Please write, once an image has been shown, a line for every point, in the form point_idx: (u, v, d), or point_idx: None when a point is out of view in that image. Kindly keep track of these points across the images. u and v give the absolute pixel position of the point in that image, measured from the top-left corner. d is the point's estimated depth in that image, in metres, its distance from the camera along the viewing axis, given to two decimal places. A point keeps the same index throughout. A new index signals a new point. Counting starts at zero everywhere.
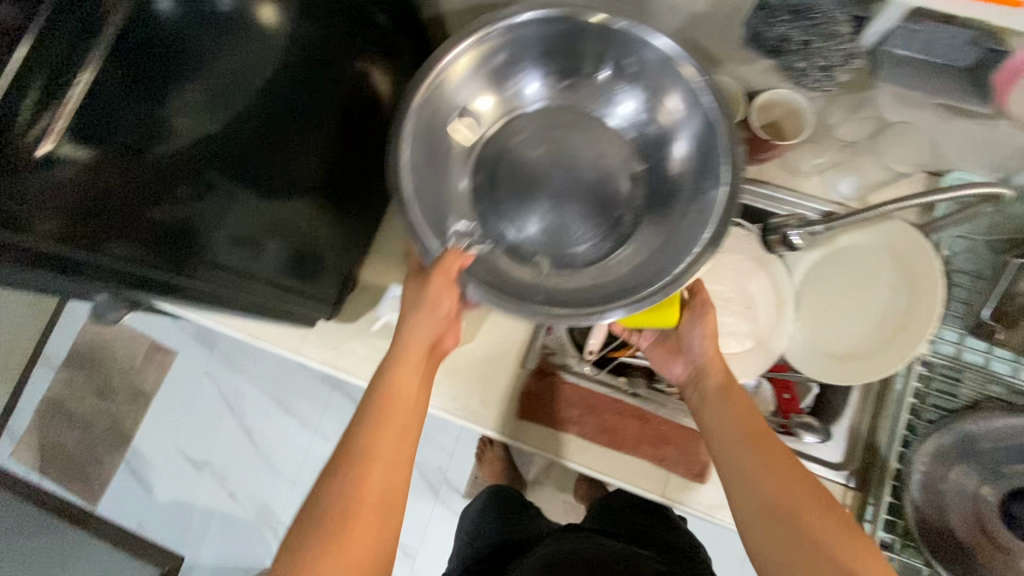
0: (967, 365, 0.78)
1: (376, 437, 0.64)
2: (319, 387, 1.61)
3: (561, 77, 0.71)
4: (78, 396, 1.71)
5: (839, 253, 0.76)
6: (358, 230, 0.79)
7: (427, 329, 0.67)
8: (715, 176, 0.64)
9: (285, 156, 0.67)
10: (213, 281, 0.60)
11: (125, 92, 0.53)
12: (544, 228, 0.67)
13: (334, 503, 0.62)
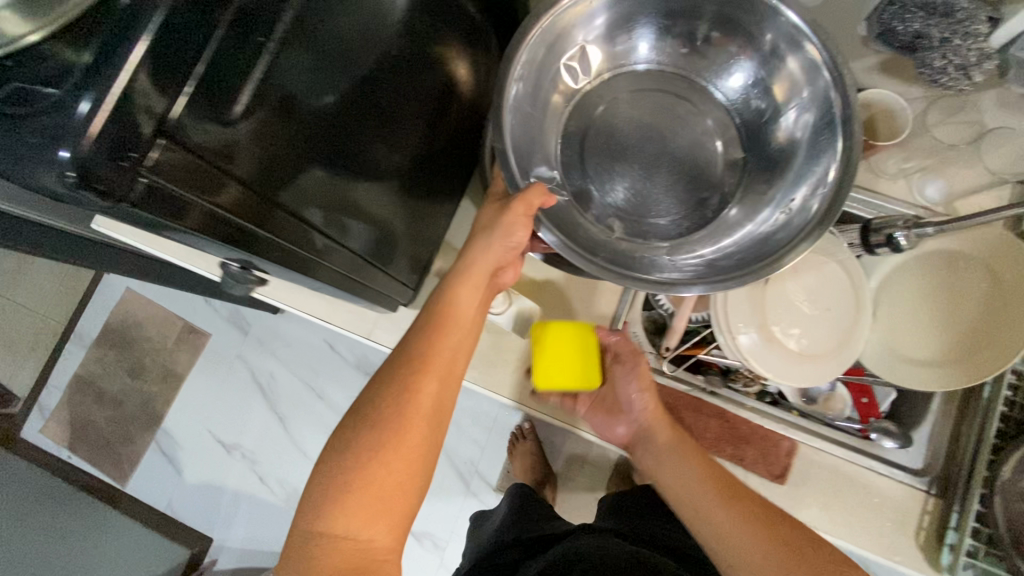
0: None
1: (435, 346, 0.64)
2: (352, 374, 1.61)
3: (674, 44, 0.71)
4: (111, 376, 1.71)
5: (924, 256, 0.74)
6: (439, 212, 0.76)
7: (494, 252, 0.68)
8: (821, 143, 0.63)
9: (380, 136, 0.64)
10: (334, 258, 0.55)
11: (266, 46, 0.44)
12: (627, 198, 0.70)
13: (383, 406, 0.61)
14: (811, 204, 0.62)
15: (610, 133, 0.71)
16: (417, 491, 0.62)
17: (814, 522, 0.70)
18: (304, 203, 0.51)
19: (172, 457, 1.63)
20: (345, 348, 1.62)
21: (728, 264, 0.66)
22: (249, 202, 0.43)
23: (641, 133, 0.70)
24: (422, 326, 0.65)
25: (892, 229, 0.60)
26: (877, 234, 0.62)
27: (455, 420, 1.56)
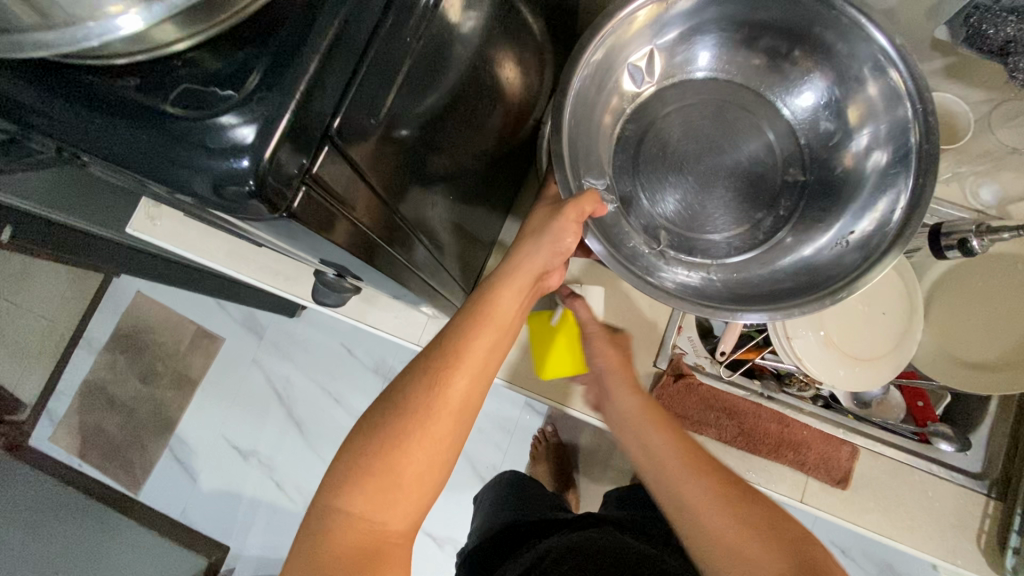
0: None
1: (473, 343, 0.59)
2: (370, 379, 1.58)
3: (750, 58, 0.70)
4: (122, 381, 1.69)
5: (981, 266, 0.74)
6: (493, 211, 0.76)
7: (544, 250, 0.62)
8: (892, 172, 0.62)
9: (476, 152, 0.62)
10: (395, 268, 0.55)
11: (402, 87, 0.41)
12: (680, 210, 0.68)
13: (409, 399, 0.57)
14: (872, 238, 0.61)
15: (665, 142, 0.69)
16: (433, 487, 0.59)
17: (874, 525, 0.70)
18: (400, 227, 0.51)
19: (185, 463, 1.60)
20: (364, 352, 1.60)
21: (779, 293, 0.64)
22: (364, 222, 0.44)
23: (699, 146, 0.69)
24: (460, 319, 0.60)
25: (964, 234, 0.60)
26: (947, 236, 0.62)
27: (477, 424, 1.55)
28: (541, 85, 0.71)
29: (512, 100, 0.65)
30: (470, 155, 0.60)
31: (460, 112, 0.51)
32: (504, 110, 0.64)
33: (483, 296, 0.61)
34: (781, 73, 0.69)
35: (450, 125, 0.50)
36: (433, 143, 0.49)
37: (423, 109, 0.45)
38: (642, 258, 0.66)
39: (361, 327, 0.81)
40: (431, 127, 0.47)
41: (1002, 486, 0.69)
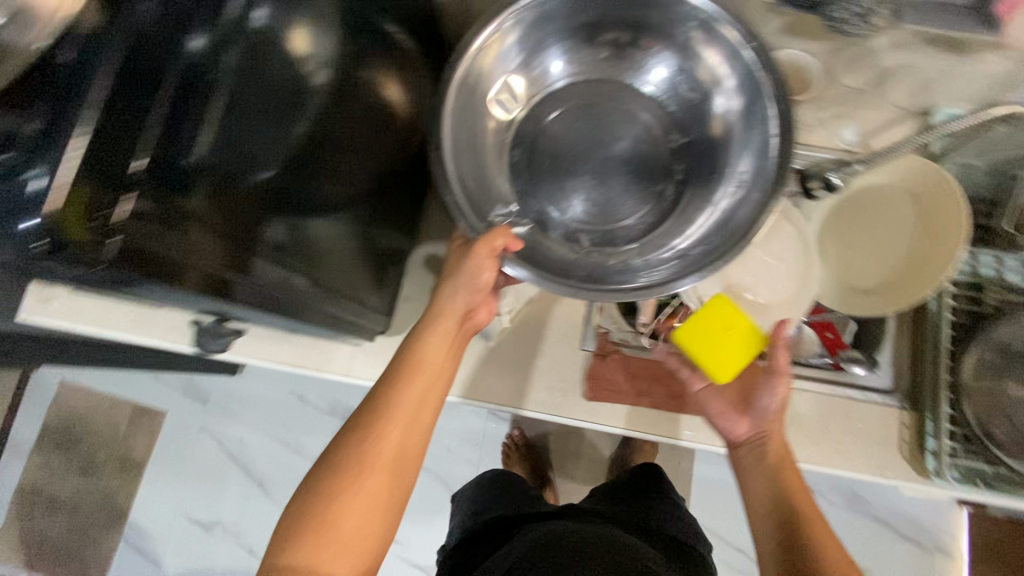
0: (986, 281, 0.75)
1: (401, 393, 0.61)
2: (327, 421, 1.54)
3: (611, 45, 0.73)
4: (61, 479, 1.57)
5: (851, 206, 0.80)
6: (396, 232, 0.76)
7: (464, 297, 0.65)
8: (749, 133, 0.67)
9: (343, 173, 0.64)
10: (265, 291, 0.57)
11: (184, 104, 0.45)
12: (587, 209, 0.70)
13: (342, 452, 0.59)
14: (764, 171, 0.65)
15: (553, 151, 0.72)
16: (382, 542, 0.58)
17: (809, 457, 0.74)
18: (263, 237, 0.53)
19: (145, 550, 1.51)
20: (316, 396, 1.55)
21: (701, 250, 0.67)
22: (195, 248, 0.47)
23: (586, 142, 0.71)
24: (387, 375, 0.63)
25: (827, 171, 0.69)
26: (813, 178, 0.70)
27: (444, 444, 1.53)
28: (400, 107, 0.72)
29: (379, 117, 0.68)
30: (331, 175, 0.62)
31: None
32: (372, 130, 0.67)
33: (408, 348, 0.64)
34: (642, 58, 0.72)
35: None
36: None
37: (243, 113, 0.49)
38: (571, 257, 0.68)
39: (280, 369, 0.77)
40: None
41: (913, 394, 0.74)
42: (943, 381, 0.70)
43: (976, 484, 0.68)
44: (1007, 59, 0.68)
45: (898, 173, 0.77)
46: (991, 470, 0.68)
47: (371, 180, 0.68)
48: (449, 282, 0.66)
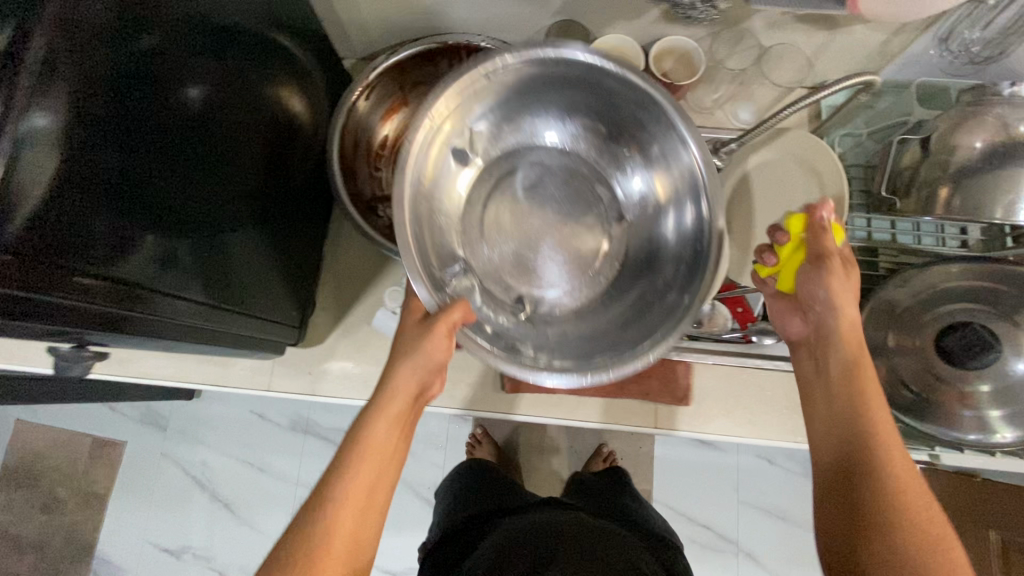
0: (879, 245, 0.78)
1: (353, 480, 0.58)
2: (290, 437, 1.54)
3: (597, 131, 0.70)
4: (23, 519, 1.55)
5: (749, 175, 0.80)
6: (286, 251, 0.75)
7: (417, 377, 0.62)
8: (681, 207, 0.67)
9: (220, 188, 0.63)
10: (119, 300, 0.51)
11: (81, 86, 0.44)
12: (508, 267, 0.69)
13: (290, 545, 0.55)
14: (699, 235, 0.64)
15: (488, 220, 0.70)
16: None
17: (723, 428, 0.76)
18: (171, 261, 0.57)
19: None
20: (276, 413, 1.55)
21: (647, 315, 0.66)
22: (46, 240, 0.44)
23: (532, 208, 0.70)
24: (337, 460, 0.59)
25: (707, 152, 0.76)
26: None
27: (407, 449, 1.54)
28: (290, 118, 0.75)
29: (262, 139, 0.70)
30: (207, 189, 0.61)
31: (195, 147, 0.58)
32: (253, 151, 0.68)
33: (358, 430, 0.60)
34: (620, 148, 0.70)
35: (188, 157, 0.57)
36: (171, 173, 0.55)
37: (148, 142, 0.52)
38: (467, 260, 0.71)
39: (205, 388, 0.79)
40: (162, 160, 0.54)
41: None
42: None
43: None
44: (874, 31, 0.70)
45: (789, 145, 0.79)
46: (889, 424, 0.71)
47: (267, 198, 0.71)
48: (399, 356, 0.63)
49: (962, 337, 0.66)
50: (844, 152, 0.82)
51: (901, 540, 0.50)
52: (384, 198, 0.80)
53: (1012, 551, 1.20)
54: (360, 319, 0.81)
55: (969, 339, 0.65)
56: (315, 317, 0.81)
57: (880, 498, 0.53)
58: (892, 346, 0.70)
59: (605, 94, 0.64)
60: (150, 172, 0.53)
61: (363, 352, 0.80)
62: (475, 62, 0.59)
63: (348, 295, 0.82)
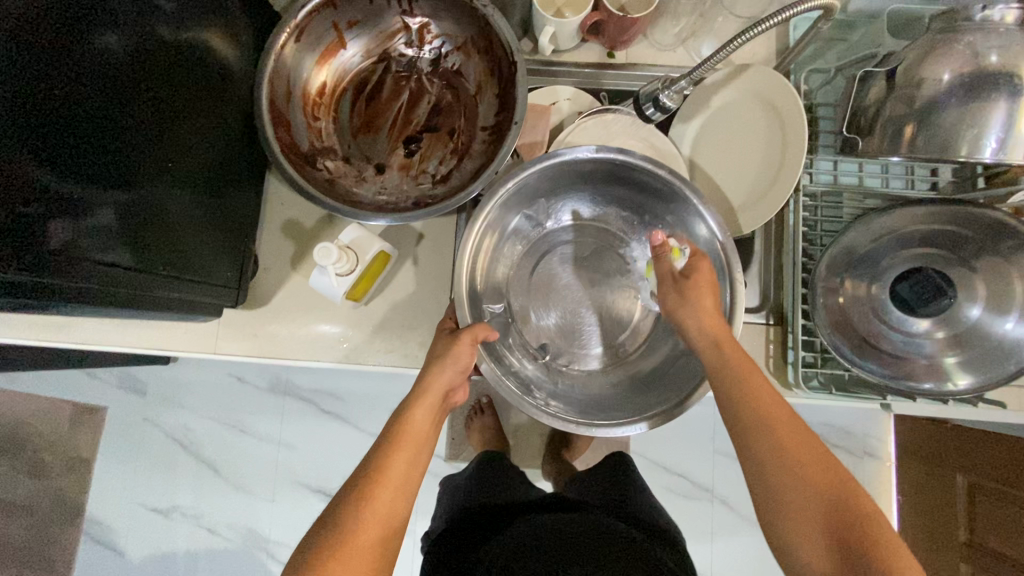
0: (845, 188, 0.75)
1: (392, 458, 0.61)
2: (271, 398, 1.54)
3: (621, 211, 0.81)
4: (12, 483, 1.58)
5: (715, 119, 0.78)
6: (228, 211, 0.73)
7: (451, 375, 0.67)
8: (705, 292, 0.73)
9: (154, 149, 0.60)
10: (44, 269, 0.49)
11: None
12: (563, 328, 0.80)
13: (337, 515, 0.57)
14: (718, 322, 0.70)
15: (547, 279, 0.82)
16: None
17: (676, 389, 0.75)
18: (111, 228, 0.55)
19: (107, 541, 1.53)
20: (255, 376, 1.54)
21: (658, 390, 0.73)
22: None
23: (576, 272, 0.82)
24: (377, 444, 0.63)
25: (657, 93, 0.71)
26: (647, 102, 0.73)
27: (387, 408, 1.52)
28: (222, 66, 0.70)
29: (199, 93, 0.66)
30: (138, 150, 0.58)
31: (134, 114, 0.57)
32: (191, 107, 0.65)
33: (397, 420, 0.64)
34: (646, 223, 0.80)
35: (124, 122, 0.56)
36: (84, 132, 0.52)
37: (71, 106, 0.51)
38: (407, 213, 0.69)
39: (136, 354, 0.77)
40: (92, 124, 0.53)
41: (779, 309, 0.75)
42: (799, 293, 0.71)
43: (830, 390, 0.70)
44: None
45: (753, 85, 0.75)
46: (845, 374, 0.70)
47: (217, 172, 0.70)
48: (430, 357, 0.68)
49: (912, 285, 0.66)
50: (812, 90, 0.77)
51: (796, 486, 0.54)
52: (323, 150, 0.77)
53: (977, 495, 1.23)
54: (306, 280, 0.79)
55: (921, 287, 0.65)
56: (258, 276, 0.79)
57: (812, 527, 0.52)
58: (848, 293, 0.69)
59: (635, 179, 0.73)
60: (78, 136, 0.52)
61: (309, 313, 0.78)
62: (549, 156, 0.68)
63: (293, 254, 0.80)
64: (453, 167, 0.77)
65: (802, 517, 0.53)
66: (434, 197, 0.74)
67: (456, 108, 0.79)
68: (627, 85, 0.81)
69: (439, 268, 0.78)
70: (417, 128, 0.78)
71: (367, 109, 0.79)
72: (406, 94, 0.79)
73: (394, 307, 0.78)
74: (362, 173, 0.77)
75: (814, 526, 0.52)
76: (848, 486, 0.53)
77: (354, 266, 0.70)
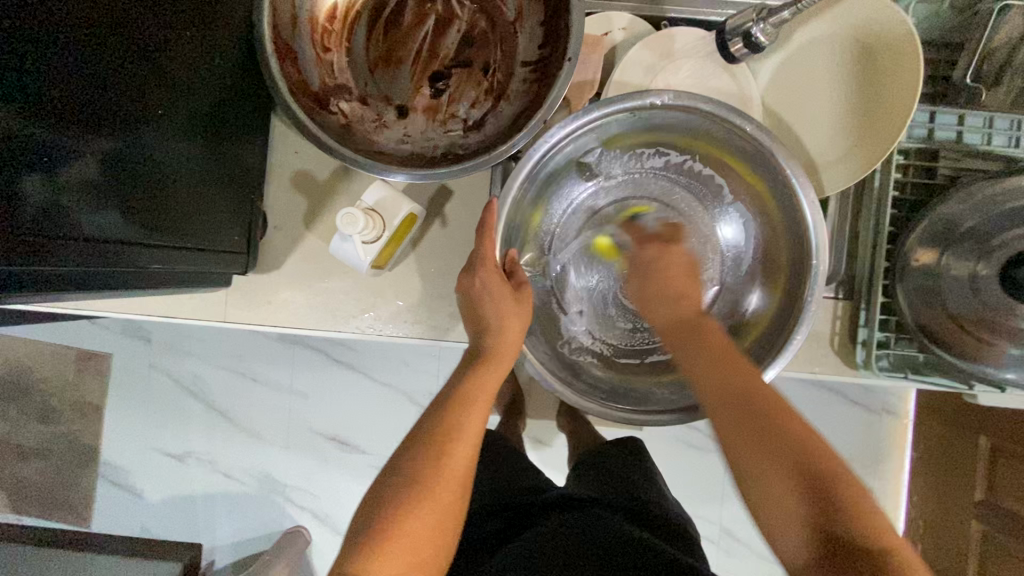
0: (941, 145, 0.65)
1: (468, 414, 0.57)
2: (280, 347, 1.49)
3: (689, 169, 0.73)
4: (23, 428, 1.56)
5: (798, 54, 0.67)
6: (231, 162, 0.64)
7: (522, 327, 0.62)
8: (781, 269, 0.68)
9: (142, 88, 0.50)
10: (23, 246, 0.41)
11: None
12: (607, 294, 0.75)
13: (414, 469, 0.53)
14: (791, 300, 0.65)
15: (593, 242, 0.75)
16: (444, 553, 0.54)
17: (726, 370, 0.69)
18: (96, 182, 0.47)
19: (124, 484, 1.54)
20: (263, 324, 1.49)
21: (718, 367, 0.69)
22: None
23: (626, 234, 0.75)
24: (449, 398, 0.58)
25: (748, 28, 0.59)
26: (733, 37, 0.61)
27: (399, 357, 1.47)
28: None
29: (192, 17, 0.54)
30: (123, 89, 0.48)
31: (117, 41, 0.47)
32: (182, 35, 0.53)
33: (470, 375, 0.59)
34: (712, 182, 0.73)
35: (103, 52, 0.45)
36: (53, 71, 0.42)
37: (32, 28, 0.40)
38: (441, 169, 0.59)
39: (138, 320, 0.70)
40: (65, 54, 0.42)
41: (851, 281, 0.68)
42: (881, 264, 0.64)
43: (903, 372, 0.65)
44: None
45: (849, 15, 0.64)
46: (919, 355, 0.65)
47: (215, 115, 0.60)
48: (497, 309, 0.62)
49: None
50: (914, 24, 0.66)
51: (792, 468, 0.52)
52: (337, 89, 0.65)
53: (1001, 456, 1.11)
54: (322, 241, 0.71)
55: None
56: (267, 236, 0.71)
57: (761, 492, 0.53)
58: (941, 269, 0.61)
59: (706, 132, 0.65)
60: (46, 70, 0.41)
61: (328, 279, 0.70)
62: (624, 98, 0.60)
63: (307, 211, 0.71)
64: (488, 111, 0.66)
65: (777, 486, 0.52)
66: (467, 148, 0.64)
67: (491, 39, 0.66)
68: (694, 14, 0.69)
69: (470, 229, 0.70)
70: (445, 63, 0.67)
71: (386, 38, 0.67)
72: (433, 19, 0.66)
73: (421, 271, 0.70)
74: (382, 117, 0.66)
75: (795, 494, 0.51)
76: (831, 464, 0.52)
77: (380, 232, 0.64)
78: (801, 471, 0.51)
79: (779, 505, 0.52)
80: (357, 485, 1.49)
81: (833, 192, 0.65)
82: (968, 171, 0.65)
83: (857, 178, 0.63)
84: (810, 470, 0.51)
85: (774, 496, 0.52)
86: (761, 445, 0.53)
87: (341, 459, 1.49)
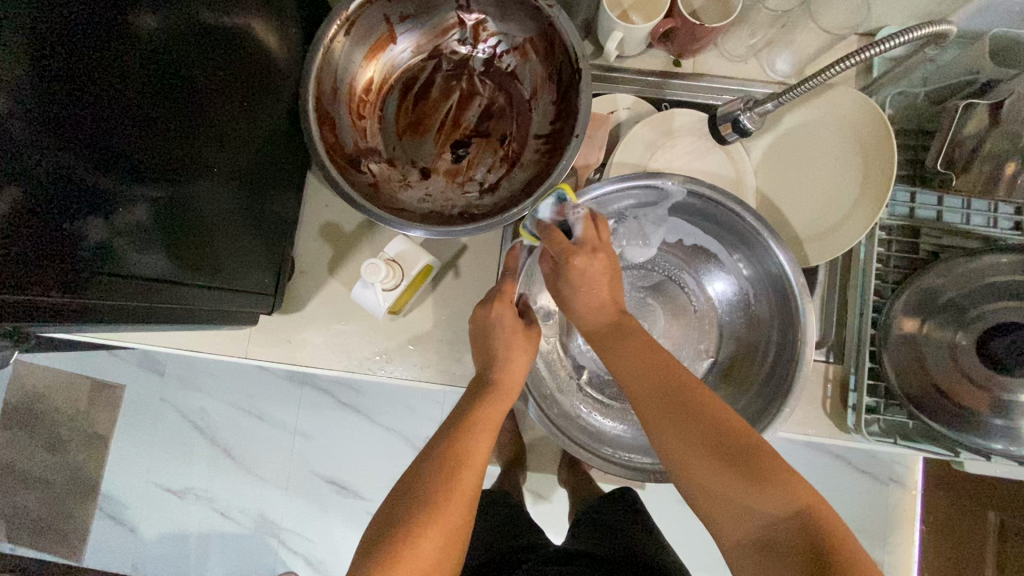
0: (921, 223, 0.70)
1: (475, 444, 0.59)
2: (289, 387, 1.52)
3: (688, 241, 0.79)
4: (29, 456, 1.58)
5: (787, 136, 0.74)
6: (266, 212, 0.70)
7: (525, 364, 0.66)
8: (768, 339, 0.72)
9: (198, 151, 0.57)
10: (85, 288, 0.46)
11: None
12: None
13: (424, 498, 0.55)
14: (776, 369, 0.69)
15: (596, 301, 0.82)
16: None
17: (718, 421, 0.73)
18: (150, 231, 0.53)
19: (121, 518, 1.54)
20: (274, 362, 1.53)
21: None
22: None
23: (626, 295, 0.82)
24: (455, 427, 0.61)
25: (736, 114, 0.66)
26: (724, 122, 0.68)
27: (404, 402, 1.49)
28: (266, 59, 0.65)
29: (246, 89, 0.62)
30: (182, 153, 0.55)
31: (183, 113, 0.54)
32: (236, 104, 0.61)
33: (476, 407, 0.62)
34: (709, 253, 0.79)
35: (170, 122, 0.53)
36: (127, 139, 0.49)
37: (117, 106, 0.47)
38: (458, 226, 0.65)
39: (166, 351, 0.75)
40: (132, 118, 0.49)
41: (841, 346, 0.71)
42: (867, 331, 0.68)
43: (892, 438, 0.66)
44: None
45: (833, 103, 0.71)
46: (909, 422, 0.67)
47: (256, 170, 0.67)
48: (506, 346, 0.66)
49: (1009, 343, 0.60)
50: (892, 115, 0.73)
51: (720, 482, 0.52)
52: (368, 151, 0.73)
53: None
54: (343, 286, 0.76)
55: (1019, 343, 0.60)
56: (293, 279, 0.77)
57: (717, 503, 0.52)
58: (925, 336, 0.64)
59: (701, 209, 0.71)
60: (123, 137, 0.48)
61: (346, 321, 0.75)
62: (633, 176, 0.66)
63: (331, 258, 0.77)
64: (502, 176, 0.73)
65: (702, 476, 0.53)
66: (481, 209, 0.70)
67: (508, 113, 0.74)
68: (691, 97, 0.76)
69: (482, 280, 0.75)
70: (466, 132, 0.74)
71: (414, 110, 0.74)
72: (457, 95, 0.74)
73: (434, 317, 0.75)
74: (406, 177, 0.73)
75: (705, 462, 0.53)
76: (754, 448, 0.53)
77: (399, 280, 0.69)
78: (735, 463, 0.52)
79: (730, 499, 0.51)
80: (352, 531, 1.48)
81: (824, 259, 0.69)
82: (947, 247, 0.70)
83: (847, 247, 0.68)
84: (720, 441, 0.53)
85: (733, 503, 0.51)
86: (683, 430, 0.54)
87: (340, 503, 1.48)
